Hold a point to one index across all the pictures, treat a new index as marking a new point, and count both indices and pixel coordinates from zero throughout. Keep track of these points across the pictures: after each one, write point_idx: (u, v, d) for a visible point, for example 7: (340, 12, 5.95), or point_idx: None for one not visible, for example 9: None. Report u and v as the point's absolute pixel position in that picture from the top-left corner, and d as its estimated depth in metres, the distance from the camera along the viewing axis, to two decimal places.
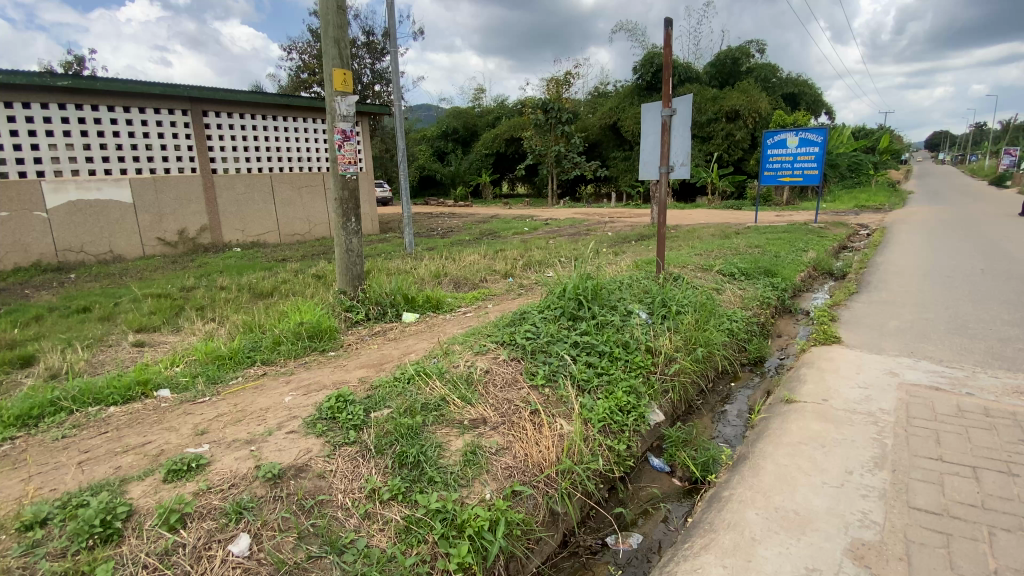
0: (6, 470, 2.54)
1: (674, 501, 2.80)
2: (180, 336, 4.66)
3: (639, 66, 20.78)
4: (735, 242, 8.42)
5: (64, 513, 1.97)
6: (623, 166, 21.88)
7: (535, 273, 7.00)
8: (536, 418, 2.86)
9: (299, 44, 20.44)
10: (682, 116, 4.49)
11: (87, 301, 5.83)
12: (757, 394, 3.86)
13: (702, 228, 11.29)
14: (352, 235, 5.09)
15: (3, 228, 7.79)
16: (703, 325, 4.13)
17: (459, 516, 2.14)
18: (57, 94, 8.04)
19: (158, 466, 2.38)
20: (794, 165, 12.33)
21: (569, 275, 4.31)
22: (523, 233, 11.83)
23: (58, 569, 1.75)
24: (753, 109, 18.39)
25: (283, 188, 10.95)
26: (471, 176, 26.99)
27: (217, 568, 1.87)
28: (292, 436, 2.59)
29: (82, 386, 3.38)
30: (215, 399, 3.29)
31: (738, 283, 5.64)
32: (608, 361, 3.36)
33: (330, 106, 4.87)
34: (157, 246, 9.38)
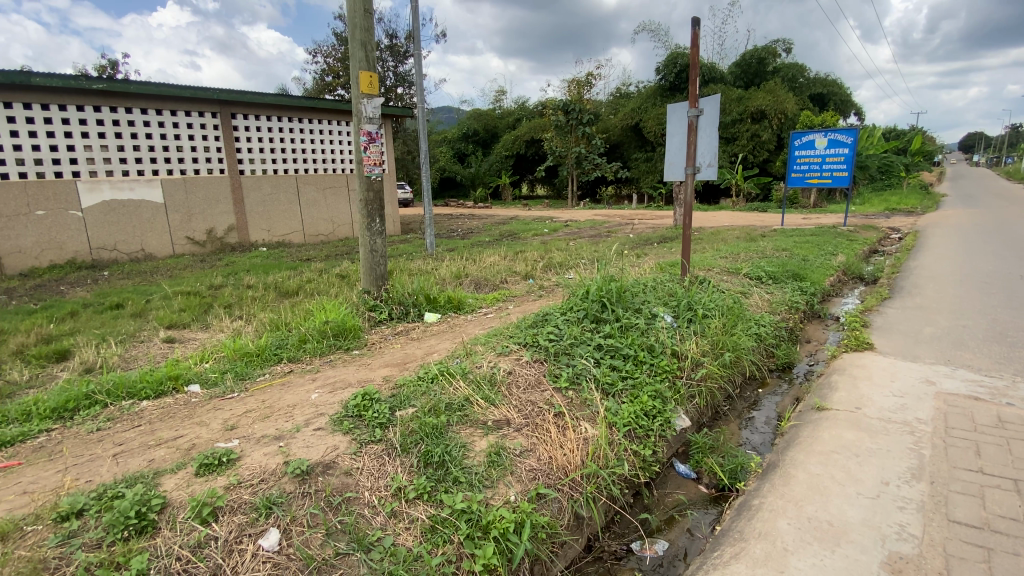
0: (43, 461, 2.63)
1: (701, 508, 2.75)
2: (208, 333, 4.77)
3: (662, 66, 20.58)
4: (761, 245, 8.25)
5: (100, 505, 2.03)
6: (645, 168, 21.69)
7: (556, 275, 6.98)
8: (560, 421, 2.84)
9: (324, 47, 20.78)
10: (710, 116, 4.42)
11: (121, 298, 6.01)
12: (787, 401, 3.77)
13: (726, 230, 11.10)
14: (377, 236, 5.14)
15: (40, 226, 8.08)
16: (730, 330, 4.05)
17: (484, 517, 2.14)
18: (92, 96, 8.31)
19: (189, 460, 2.43)
20: (822, 166, 12.04)
21: (592, 276, 4.28)
22: (543, 234, 11.79)
23: (94, 559, 1.79)
24: (780, 110, 18.04)
25: (308, 189, 11.14)
26: (491, 178, 27.08)
27: (248, 562, 1.89)
28: (319, 433, 2.62)
29: (116, 379, 3.48)
30: (244, 395, 3.36)
31: (765, 287, 5.53)
32: (633, 364, 3.32)
33: (356, 108, 4.93)
34: (186, 245, 9.63)
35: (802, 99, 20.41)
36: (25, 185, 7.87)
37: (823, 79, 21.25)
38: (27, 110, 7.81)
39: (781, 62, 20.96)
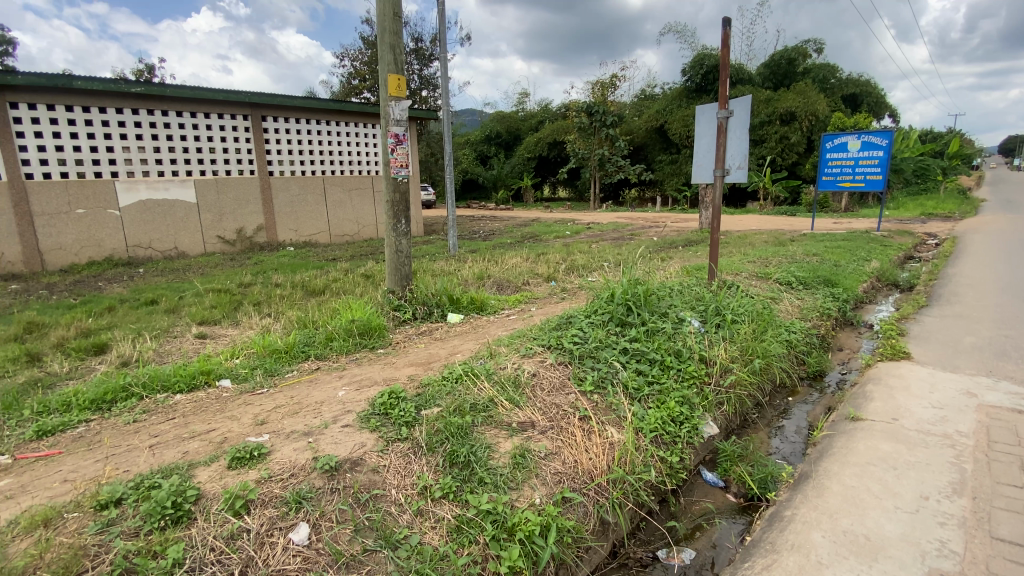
0: (84, 451, 2.73)
1: (729, 518, 2.69)
2: (238, 329, 4.89)
3: (688, 67, 20.33)
4: (790, 249, 8.05)
5: (138, 494, 2.09)
6: (669, 170, 21.42)
7: (578, 277, 6.94)
8: (586, 425, 2.82)
9: (351, 50, 21.14)
10: (740, 117, 4.35)
11: (155, 294, 6.21)
12: (818, 410, 3.67)
13: (754, 234, 10.86)
14: (402, 237, 5.19)
15: (81, 224, 8.40)
16: (759, 336, 3.96)
17: (510, 519, 2.14)
18: (130, 99, 8.60)
19: (222, 453, 2.49)
20: (855, 170, 11.71)
21: (618, 279, 4.23)
22: (565, 236, 11.76)
23: (133, 548, 1.84)
24: (811, 112, 17.64)
25: (335, 190, 11.34)
26: (513, 180, 27.15)
27: (279, 555, 1.93)
28: (347, 430, 2.66)
29: (152, 373, 3.59)
30: (273, 391, 3.43)
31: (795, 293, 5.40)
32: (660, 369, 3.27)
33: (384, 110, 5.00)
34: (217, 244, 9.89)
35: (834, 100, 19.89)
36: (67, 185, 8.20)
37: (856, 80, 20.68)
38: (69, 112, 8.13)
39: (811, 62, 20.48)
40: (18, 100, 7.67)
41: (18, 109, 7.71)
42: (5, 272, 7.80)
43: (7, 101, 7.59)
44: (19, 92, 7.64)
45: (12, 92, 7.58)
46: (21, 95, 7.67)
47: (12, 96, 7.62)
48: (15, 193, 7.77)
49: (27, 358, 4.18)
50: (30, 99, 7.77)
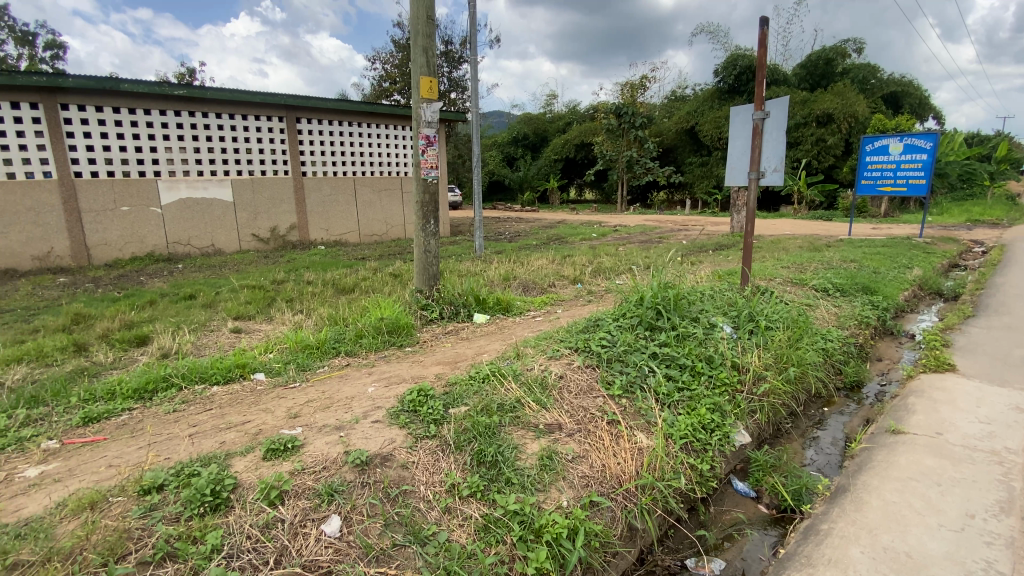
0: (127, 437, 2.86)
1: (760, 529, 2.63)
2: (272, 325, 5.02)
3: (720, 68, 19.98)
4: (826, 255, 7.81)
5: (178, 481, 2.17)
6: (699, 173, 21.04)
7: (605, 280, 6.89)
8: (614, 429, 2.79)
9: (382, 53, 21.48)
10: (777, 119, 4.24)
11: (193, 290, 6.43)
12: (856, 422, 3.55)
13: (788, 239, 10.57)
14: (431, 237, 5.24)
15: (125, 221, 8.77)
16: (794, 344, 3.84)
17: (537, 521, 2.14)
18: (172, 101, 8.95)
19: (257, 444, 2.56)
20: (897, 173, 11.29)
21: (647, 282, 4.16)
22: (591, 239, 11.68)
23: (174, 532, 1.91)
24: (849, 113, 17.10)
25: (365, 190, 11.56)
26: (539, 182, 27.19)
27: (312, 545, 1.97)
28: (377, 426, 2.70)
29: (190, 365, 3.72)
30: (305, 385, 3.52)
31: (832, 300, 5.23)
32: (691, 375, 3.21)
33: (415, 112, 5.08)
34: (251, 242, 10.19)
35: (874, 101, 19.21)
36: (113, 183, 8.59)
37: (898, 80, 19.92)
38: (117, 114, 8.52)
39: (851, 62, 19.84)
40: (68, 102, 8.07)
41: (69, 110, 8.10)
42: (55, 265, 8.22)
43: (58, 103, 7.98)
44: (69, 94, 8.03)
45: (63, 94, 7.97)
46: (71, 96, 8.06)
47: (63, 98, 8.01)
48: (65, 190, 8.17)
49: (74, 347, 4.39)
50: (80, 100, 8.16)
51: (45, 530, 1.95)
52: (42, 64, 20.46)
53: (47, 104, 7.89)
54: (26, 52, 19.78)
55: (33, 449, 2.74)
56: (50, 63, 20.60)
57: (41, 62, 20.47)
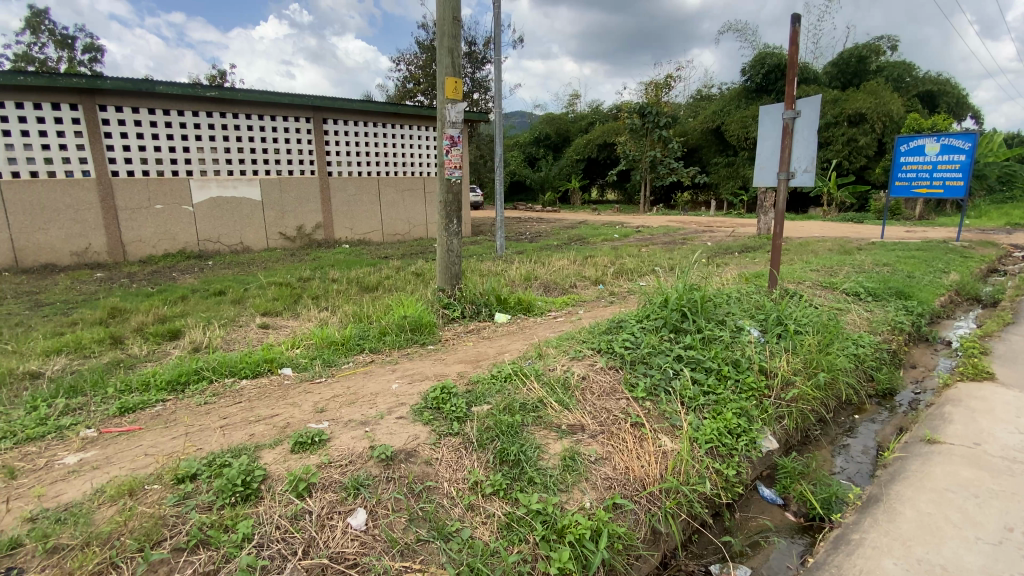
0: (162, 427, 2.96)
1: (788, 537, 2.57)
2: (298, 321, 5.13)
3: (748, 67, 19.64)
4: (857, 258, 7.60)
5: (211, 471, 2.24)
6: (725, 173, 20.68)
7: (627, 281, 6.83)
8: (638, 431, 2.77)
9: (406, 54, 21.73)
10: (809, 118, 4.14)
11: (222, 286, 6.60)
12: (888, 431, 3.44)
13: (817, 242, 10.29)
14: (454, 237, 5.27)
15: (158, 218, 9.06)
16: (824, 349, 3.74)
17: (560, 521, 2.14)
18: (204, 103, 9.21)
19: (286, 437, 2.62)
20: (933, 174, 10.90)
21: (671, 283, 4.10)
22: (613, 239, 11.61)
23: (207, 520, 1.97)
24: (883, 112, 16.60)
25: (388, 190, 11.70)
26: (561, 182, 27.13)
27: (339, 537, 2.01)
28: (401, 421, 2.73)
29: (220, 359, 3.82)
30: (330, 380, 3.59)
31: (864, 304, 5.09)
32: (716, 379, 3.16)
33: (441, 112, 5.14)
34: (278, 240, 10.42)
35: (909, 100, 18.61)
36: (148, 182, 8.89)
37: (935, 79, 19.26)
38: (152, 115, 8.83)
39: (885, 60, 19.28)
40: (106, 103, 8.38)
41: (107, 111, 8.42)
42: (92, 260, 8.54)
43: (97, 104, 8.30)
44: (107, 95, 8.34)
45: (101, 96, 8.29)
46: (108, 98, 8.37)
47: (102, 100, 8.32)
48: (102, 189, 8.49)
49: (111, 340, 4.55)
50: (117, 101, 8.46)
51: (85, 515, 2.03)
52: (81, 67, 21.31)
53: (87, 105, 8.21)
54: (66, 55, 20.63)
55: (72, 437, 2.86)
56: (88, 66, 21.42)
57: (80, 65, 21.28)
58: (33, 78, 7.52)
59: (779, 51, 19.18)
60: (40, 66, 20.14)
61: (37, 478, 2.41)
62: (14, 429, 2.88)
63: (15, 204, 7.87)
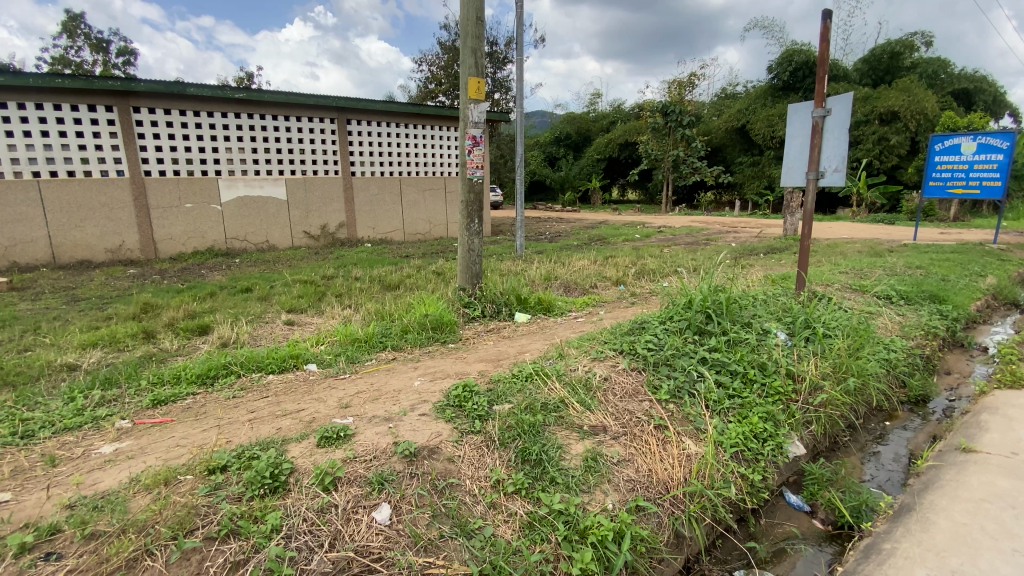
0: (193, 419, 3.05)
1: (815, 545, 2.52)
2: (322, 318, 5.22)
3: (775, 64, 19.25)
4: (888, 260, 7.40)
5: (240, 463, 2.31)
6: (750, 173, 20.28)
7: (649, 282, 6.76)
8: (662, 434, 2.75)
9: (429, 55, 21.92)
10: (839, 116, 4.03)
11: (249, 283, 6.76)
12: (921, 438, 3.34)
13: (846, 243, 10.03)
14: (475, 236, 5.29)
15: (188, 217, 9.32)
16: (855, 353, 3.64)
17: (583, 521, 2.14)
18: (232, 104, 9.45)
19: (311, 432, 2.67)
20: (970, 174, 10.50)
21: (695, 284, 4.04)
22: (634, 239, 11.51)
23: (238, 510, 2.03)
24: (918, 109, 16.09)
25: (410, 190, 11.82)
26: (581, 181, 27.00)
27: (363, 531, 2.04)
28: (424, 418, 2.76)
29: (248, 355, 3.92)
30: (354, 376, 3.66)
31: (896, 308, 4.94)
32: (742, 383, 3.11)
33: (463, 113, 5.18)
34: (303, 238, 10.61)
35: (944, 97, 18.02)
36: (178, 182, 9.16)
37: (971, 75, 18.63)
38: (183, 116, 9.11)
39: (918, 56, 18.72)
40: (140, 105, 8.66)
41: (141, 113, 8.70)
42: (126, 257, 8.84)
43: (131, 106, 8.59)
44: (140, 98, 8.62)
45: (135, 98, 8.58)
46: (142, 100, 8.65)
47: (136, 102, 8.61)
48: (136, 188, 8.78)
49: (144, 334, 4.70)
50: (149, 103, 8.74)
51: (122, 503, 2.10)
52: (115, 69, 22.02)
53: (121, 107, 8.50)
54: (100, 58, 21.35)
55: (109, 428, 2.97)
56: (122, 69, 22.14)
57: (114, 67, 22.00)
58: (71, 81, 7.82)
59: (807, 48, 18.75)
60: (77, 68, 20.87)
61: (75, 466, 2.51)
62: (54, 419, 3.01)
63: (53, 203, 8.19)
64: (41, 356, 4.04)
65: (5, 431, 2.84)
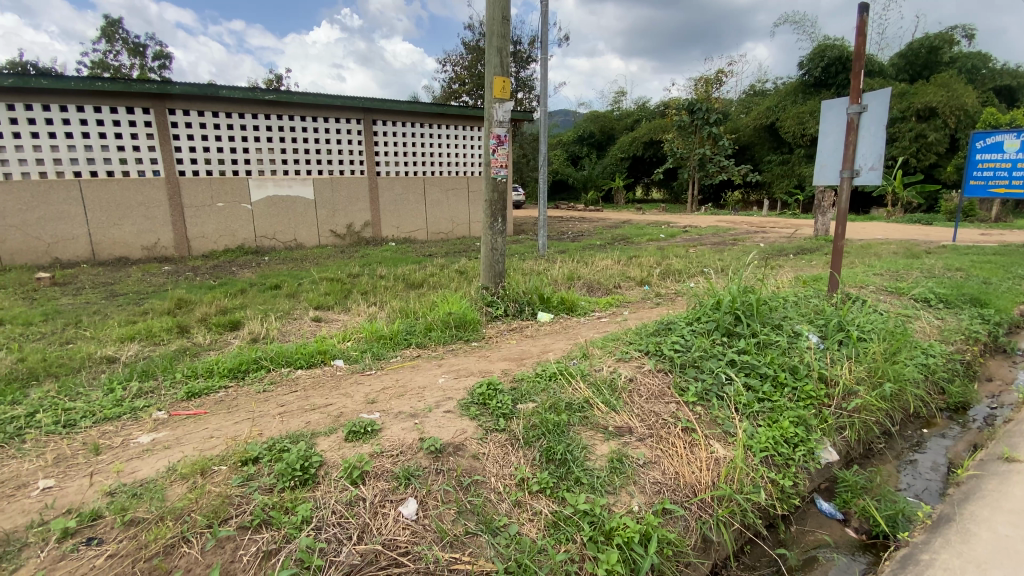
0: (226, 412, 3.15)
1: (848, 554, 2.45)
2: (348, 315, 5.31)
3: (806, 60, 18.74)
4: (926, 262, 7.14)
5: (271, 455, 2.37)
6: (779, 171, 19.79)
7: (674, 282, 6.67)
8: (689, 437, 2.71)
9: (453, 55, 22.04)
10: (876, 113, 3.90)
11: (278, 280, 6.92)
12: (960, 447, 3.22)
13: (881, 244, 9.70)
14: (498, 236, 5.31)
15: (219, 215, 9.61)
16: (892, 358, 3.52)
17: (608, 522, 2.12)
18: (262, 106, 9.70)
19: (339, 426, 2.72)
20: (1014, 173, 10.05)
21: (724, 285, 3.96)
22: (658, 239, 11.37)
23: (270, 501, 2.09)
24: (957, 105, 15.52)
25: (434, 189, 11.93)
26: (604, 181, 26.80)
27: (391, 525, 2.08)
28: (449, 415, 2.79)
29: (277, 350, 4.01)
30: (379, 372, 3.72)
31: (934, 312, 4.76)
32: (772, 386, 3.04)
33: (488, 112, 5.20)
34: (329, 237, 10.81)
35: (986, 93, 17.29)
36: (211, 181, 9.45)
37: (1015, 70, 17.83)
38: (216, 118, 9.38)
39: (958, 51, 18.00)
40: (175, 107, 8.96)
41: (176, 115, 9.00)
42: (160, 254, 9.16)
43: (167, 108, 8.89)
44: (176, 100, 8.91)
45: (170, 101, 8.87)
46: (177, 103, 8.95)
47: (171, 104, 8.91)
48: (170, 188, 9.09)
49: (178, 328, 4.87)
50: (184, 105, 9.03)
51: (159, 491, 2.18)
52: (151, 73, 22.78)
53: (158, 109, 8.80)
54: (137, 62, 22.11)
55: (146, 418, 3.08)
56: (157, 72, 22.90)
57: (151, 71, 22.79)
58: (111, 84, 8.14)
59: (840, 42, 18.17)
60: (114, 72, 21.66)
61: (115, 455, 2.62)
62: (94, 409, 3.13)
63: (93, 202, 8.54)
64: (82, 349, 4.22)
65: (49, 419, 2.98)
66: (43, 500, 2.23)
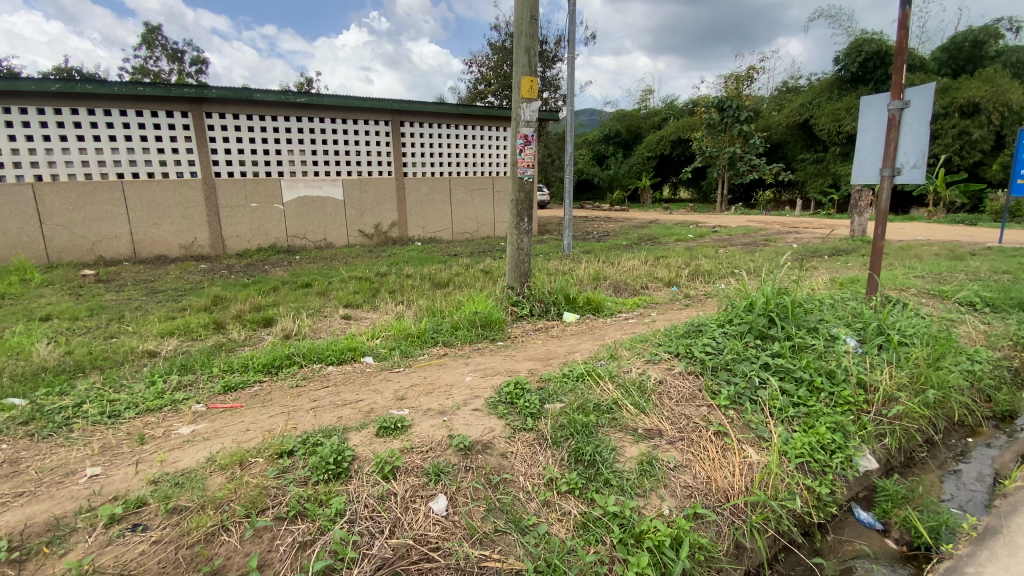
0: (260, 405, 3.25)
1: (889, 565, 2.37)
2: (377, 313, 5.40)
3: (842, 55, 18.15)
4: (970, 265, 6.83)
5: (306, 449, 2.43)
6: (813, 170, 19.21)
7: (703, 283, 6.55)
8: (721, 441, 2.66)
9: (478, 56, 22.15)
10: (919, 109, 3.76)
11: (309, 279, 7.09)
12: (1008, 458, 3.08)
13: (922, 246, 9.32)
14: (524, 236, 5.32)
15: (253, 215, 9.90)
16: (935, 363, 3.39)
17: (639, 525, 2.11)
18: (293, 108, 9.95)
19: (369, 422, 2.78)
20: None
21: (757, 286, 3.87)
22: (686, 240, 11.18)
23: (304, 493, 2.14)
24: (1001, 101, 14.76)
25: (459, 190, 12.01)
26: (630, 180, 26.50)
27: (422, 520, 2.11)
28: (477, 413, 2.81)
29: (309, 346, 4.11)
30: (408, 369, 3.77)
31: (980, 316, 4.55)
32: (808, 391, 2.96)
33: (515, 112, 5.20)
34: (358, 236, 11.01)
35: None
36: (245, 182, 9.74)
37: None
38: (250, 120, 9.68)
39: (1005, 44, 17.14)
40: (211, 111, 9.27)
41: (212, 118, 9.31)
42: (197, 253, 9.50)
43: (203, 111, 9.20)
44: (212, 104, 9.23)
45: (207, 104, 9.19)
46: (213, 106, 9.26)
47: (208, 108, 9.22)
48: (207, 189, 9.41)
49: (214, 324, 5.04)
50: (220, 109, 9.34)
51: (200, 480, 2.27)
52: (188, 78, 23.65)
53: (195, 112, 9.12)
54: (176, 67, 23.02)
55: (186, 410, 3.20)
56: (195, 77, 23.75)
57: (188, 75, 23.66)
58: (151, 89, 8.48)
59: (878, 36, 17.55)
60: (154, 77, 22.56)
61: (158, 445, 2.73)
62: (137, 401, 3.28)
63: (135, 202, 8.91)
64: (126, 342, 4.42)
65: (95, 410, 3.12)
66: (90, 487, 2.34)
